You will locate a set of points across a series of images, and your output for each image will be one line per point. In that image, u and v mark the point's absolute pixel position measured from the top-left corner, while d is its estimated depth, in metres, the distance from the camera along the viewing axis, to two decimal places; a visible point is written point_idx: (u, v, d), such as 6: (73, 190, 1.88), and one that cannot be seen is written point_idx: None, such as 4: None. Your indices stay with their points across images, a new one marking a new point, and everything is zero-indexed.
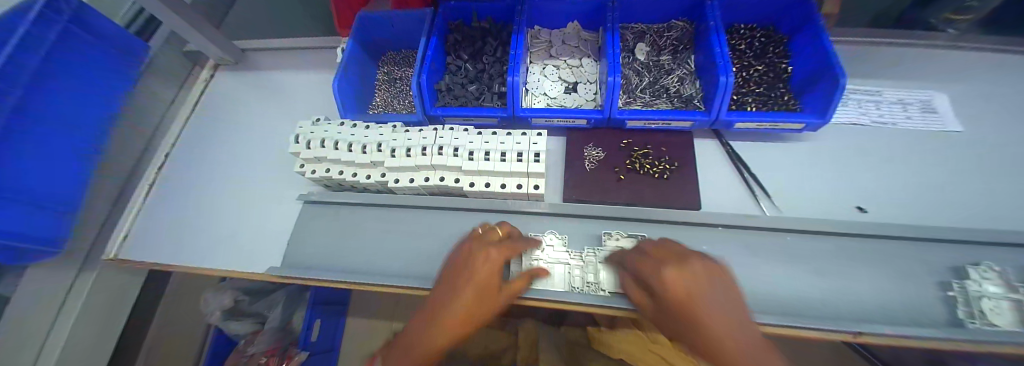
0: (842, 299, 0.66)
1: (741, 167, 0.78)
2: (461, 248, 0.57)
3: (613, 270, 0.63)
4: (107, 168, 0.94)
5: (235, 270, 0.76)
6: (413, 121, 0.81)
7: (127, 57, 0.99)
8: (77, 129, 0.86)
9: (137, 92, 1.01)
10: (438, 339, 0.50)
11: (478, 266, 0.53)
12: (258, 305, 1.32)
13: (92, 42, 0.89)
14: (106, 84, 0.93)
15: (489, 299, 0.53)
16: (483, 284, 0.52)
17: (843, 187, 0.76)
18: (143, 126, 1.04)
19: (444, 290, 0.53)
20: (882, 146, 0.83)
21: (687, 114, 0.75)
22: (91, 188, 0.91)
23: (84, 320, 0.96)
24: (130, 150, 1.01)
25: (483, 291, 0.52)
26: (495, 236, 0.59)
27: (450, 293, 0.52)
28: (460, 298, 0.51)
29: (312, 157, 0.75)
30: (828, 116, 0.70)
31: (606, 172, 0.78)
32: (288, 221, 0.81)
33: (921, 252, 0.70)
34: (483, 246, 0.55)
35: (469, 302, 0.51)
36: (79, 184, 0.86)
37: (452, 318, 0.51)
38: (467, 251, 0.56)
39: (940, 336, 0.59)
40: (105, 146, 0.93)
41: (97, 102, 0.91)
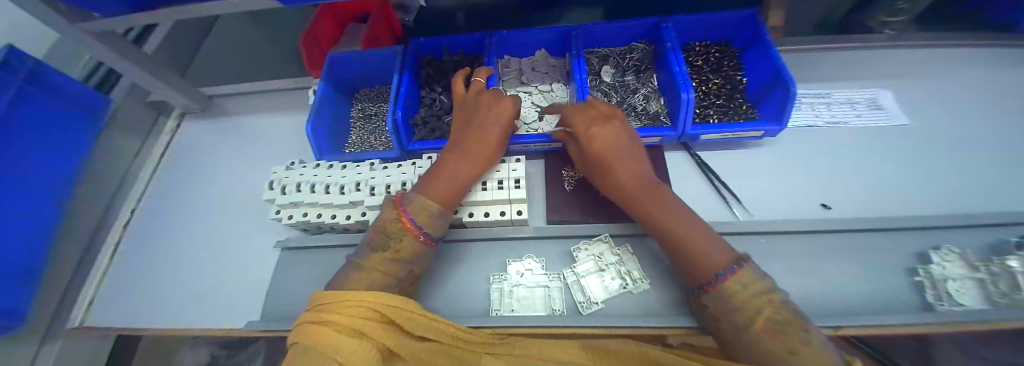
0: (821, 295, 0.68)
1: (711, 176, 0.81)
2: (478, 86, 0.78)
3: (597, 280, 0.67)
4: (72, 229, 0.88)
5: (210, 328, 0.72)
6: (390, 156, 0.81)
7: (84, 112, 0.94)
8: (41, 189, 0.81)
9: (98, 148, 0.97)
10: (474, 157, 0.66)
11: (499, 102, 0.73)
12: (237, 357, 1.19)
13: (51, 101, 0.86)
14: (66, 141, 0.88)
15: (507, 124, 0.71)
16: (505, 115, 0.72)
17: (807, 186, 0.81)
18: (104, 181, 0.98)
19: (482, 125, 0.70)
20: (836, 144, 0.89)
21: (655, 130, 0.79)
22: (58, 253, 0.84)
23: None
24: (94, 208, 0.94)
25: (502, 102, 0.73)
26: (480, 87, 0.79)
27: (487, 123, 0.70)
28: (491, 125, 0.70)
29: (288, 202, 0.73)
30: (785, 123, 0.75)
31: (585, 191, 0.80)
32: (267, 267, 0.78)
33: (885, 242, 0.74)
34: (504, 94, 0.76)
35: (498, 123, 0.70)
36: (44, 249, 0.80)
37: (480, 146, 0.67)
38: (483, 95, 0.75)
39: (913, 321, 0.62)
40: (69, 206, 0.87)
41: (57, 160, 0.86)
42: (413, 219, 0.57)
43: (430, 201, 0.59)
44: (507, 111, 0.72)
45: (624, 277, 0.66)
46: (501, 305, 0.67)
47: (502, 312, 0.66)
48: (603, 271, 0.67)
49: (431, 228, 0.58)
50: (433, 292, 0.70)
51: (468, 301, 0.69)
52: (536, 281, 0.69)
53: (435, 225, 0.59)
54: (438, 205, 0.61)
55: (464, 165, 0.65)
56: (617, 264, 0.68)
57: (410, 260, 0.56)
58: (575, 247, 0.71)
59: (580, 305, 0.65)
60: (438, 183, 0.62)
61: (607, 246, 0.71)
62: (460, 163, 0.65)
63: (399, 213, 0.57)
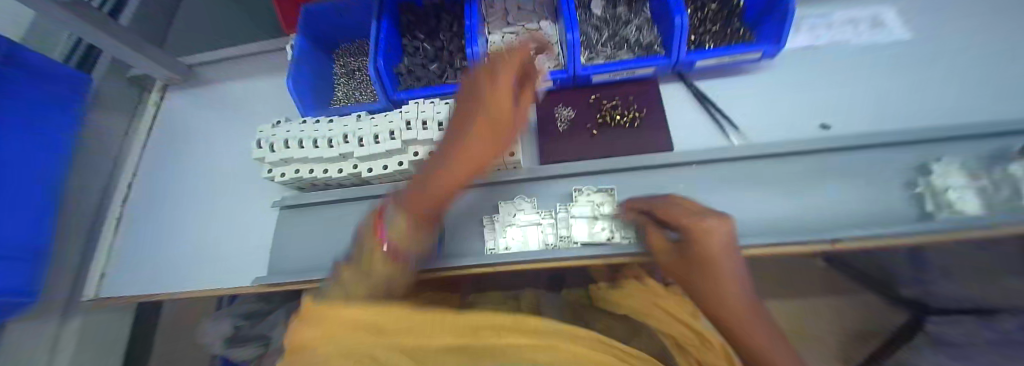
0: (816, 211, 0.69)
1: (708, 105, 0.78)
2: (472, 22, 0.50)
3: (590, 217, 0.67)
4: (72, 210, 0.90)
5: (219, 287, 0.74)
6: (377, 108, 0.80)
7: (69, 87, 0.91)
8: (36, 170, 0.81)
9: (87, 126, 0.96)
10: (456, 173, 0.45)
11: (496, 78, 0.45)
12: (258, 326, 1.28)
13: (35, 81, 0.84)
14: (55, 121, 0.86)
15: (507, 106, 0.45)
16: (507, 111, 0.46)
17: (807, 108, 0.78)
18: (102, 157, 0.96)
19: (466, 110, 0.45)
20: (837, 64, 0.85)
21: (650, 60, 0.73)
22: (61, 234, 0.87)
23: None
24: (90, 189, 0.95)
25: (502, 91, 0.44)
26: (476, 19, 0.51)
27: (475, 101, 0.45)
28: (483, 108, 0.44)
29: (279, 159, 0.73)
30: (783, 42, 0.71)
31: (578, 130, 0.77)
32: (268, 227, 0.79)
33: (883, 158, 0.73)
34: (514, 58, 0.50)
35: (492, 110, 0.44)
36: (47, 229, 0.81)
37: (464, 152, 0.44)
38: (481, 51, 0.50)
39: (907, 229, 0.63)
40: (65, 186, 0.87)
41: (47, 139, 0.84)
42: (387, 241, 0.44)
43: (406, 219, 0.46)
44: (507, 83, 0.45)
45: (613, 229, 0.66)
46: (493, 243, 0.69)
47: (497, 251, 0.68)
48: (595, 218, 0.67)
49: (405, 251, 0.45)
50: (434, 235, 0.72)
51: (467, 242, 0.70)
52: (529, 220, 0.70)
53: (412, 244, 0.46)
54: (416, 225, 0.46)
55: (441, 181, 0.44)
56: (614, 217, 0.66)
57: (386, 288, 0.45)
58: (576, 189, 0.70)
59: (561, 241, 0.68)
60: (412, 199, 0.45)
61: (607, 198, 0.69)
62: (436, 176, 0.45)
63: (370, 235, 0.46)
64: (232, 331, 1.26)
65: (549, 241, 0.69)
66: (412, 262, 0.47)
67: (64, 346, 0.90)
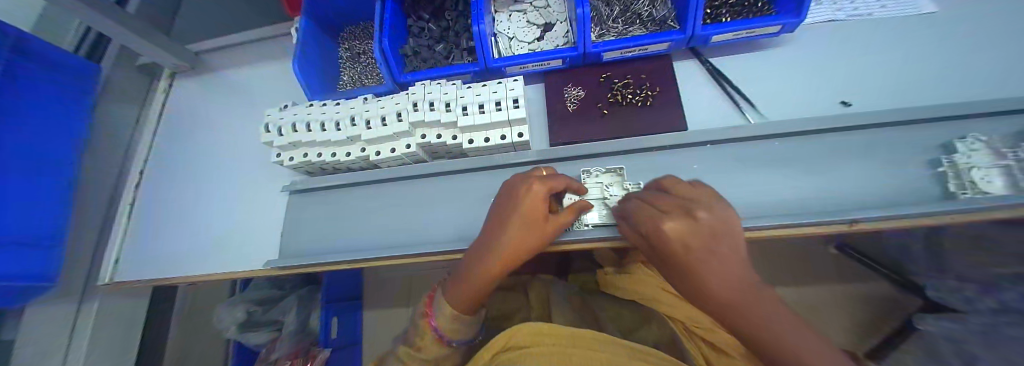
0: (832, 191, 0.67)
1: (724, 83, 0.75)
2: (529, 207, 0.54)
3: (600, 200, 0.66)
4: (86, 199, 0.92)
5: (234, 271, 0.75)
6: (383, 91, 0.78)
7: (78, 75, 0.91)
8: (49, 158, 0.82)
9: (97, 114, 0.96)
10: (485, 277, 0.57)
11: (521, 207, 0.53)
12: (273, 311, 1.34)
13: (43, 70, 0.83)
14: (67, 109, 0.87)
15: (532, 234, 0.54)
16: (529, 232, 0.54)
17: (825, 84, 0.76)
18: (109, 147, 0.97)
19: (495, 230, 0.56)
20: (858, 39, 0.82)
21: (663, 35, 0.71)
22: (76, 223, 0.89)
23: (93, 354, 0.95)
24: (103, 178, 0.97)
25: (527, 217, 0.53)
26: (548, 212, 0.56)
27: (501, 222, 0.55)
28: (513, 232, 0.54)
29: (287, 143, 0.72)
30: (804, 13, 0.68)
31: (589, 110, 0.75)
32: (278, 212, 0.79)
33: (906, 137, 0.70)
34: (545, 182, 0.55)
35: (515, 233, 0.54)
36: (62, 216, 0.82)
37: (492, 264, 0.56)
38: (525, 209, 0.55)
39: (927, 209, 0.61)
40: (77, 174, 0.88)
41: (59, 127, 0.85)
42: (436, 327, 0.64)
43: (449, 312, 0.62)
44: (530, 205, 0.53)
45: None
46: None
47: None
48: (605, 200, 0.66)
49: (449, 333, 0.64)
50: (444, 218, 0.72)
51: (477, 225, 0.70)
52: None
53: (455, 331, 0.64)
54: (460, 315, 0.62)
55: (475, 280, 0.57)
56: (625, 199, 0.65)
57: (434, 356, 0.66)
58: (586, 169, 0.69)
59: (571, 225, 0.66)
60: (455, 295, 0.61)
61: (615, 178, 0.68)
62: (472, 279, 0.58)
63: (426, 316, 0.66)
64: (246, 317, 1.29)
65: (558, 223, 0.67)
66: (458, 342, 0.65)
67: (85, 329, 0.93)
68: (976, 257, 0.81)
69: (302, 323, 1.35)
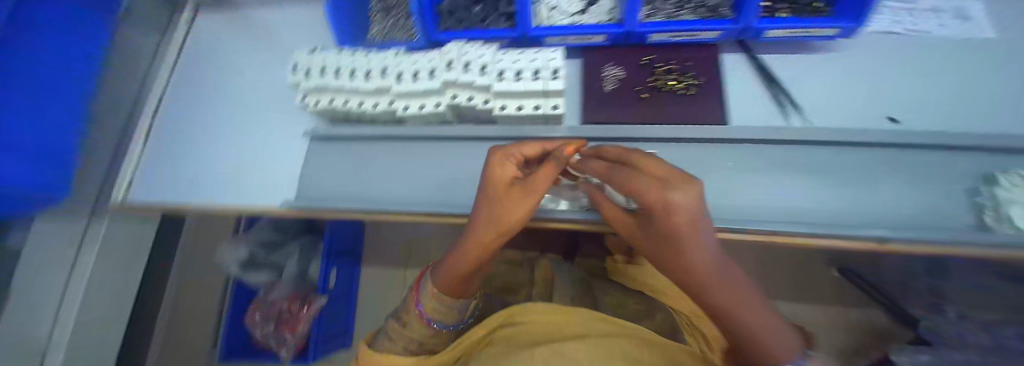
0: (857, 206, 0.66)
1: (771, 82, 0.72)
2: (488, 186, 0.51)
3: None
4: (104, 119, 0.90)
5: (248, 209, 0.75)
6: (417, 46, 0.76)
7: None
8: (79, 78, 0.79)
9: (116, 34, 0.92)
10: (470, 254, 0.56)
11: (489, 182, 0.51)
12: (276, 256, 1.35)
13: None
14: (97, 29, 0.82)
15: (509, 210, 0.50)
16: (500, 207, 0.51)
17: (874, 98, 0.72)
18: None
19: (474, 204, 0.55)
20: (915, 55, 0.78)
21: (714, 23, 0.68)
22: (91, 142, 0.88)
23: (99, 278, 0.94)
24: (119, 102, 0.95)
25: (494, 191, 0.50)
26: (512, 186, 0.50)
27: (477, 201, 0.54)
28: (478, 207, 0.53)
29: (313, 87, 0.70)
30: (862, 19, 0.64)
31: (626, 92, 0.72)
32: (297, 156, 0.78)
33: (951, 162, 0.68)
34: (500, 155, 0.51)
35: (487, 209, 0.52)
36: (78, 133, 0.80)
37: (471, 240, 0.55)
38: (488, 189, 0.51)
39: (960, 237, 0.60)
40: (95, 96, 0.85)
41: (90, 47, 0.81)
42: (422, 310, 0.65)
43: (432, 290, 0.64)
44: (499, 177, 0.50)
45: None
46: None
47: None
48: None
49: (435, 315, 0.65)
50: (465, 183, 0.71)
51: None
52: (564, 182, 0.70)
53: (437, 310, 0.64)
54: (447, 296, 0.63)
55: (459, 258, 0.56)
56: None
57: (422, 338, 0.66)
58: (616, 152, 0.68)
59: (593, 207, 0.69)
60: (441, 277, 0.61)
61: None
62: (458, 258, 0.57)
63: (411, 297, 0.68)
64: (248, 258, 1.32)
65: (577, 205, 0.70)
66: (441, 324, 0.66)
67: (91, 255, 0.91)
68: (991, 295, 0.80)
69: (301, 271, 1.37)
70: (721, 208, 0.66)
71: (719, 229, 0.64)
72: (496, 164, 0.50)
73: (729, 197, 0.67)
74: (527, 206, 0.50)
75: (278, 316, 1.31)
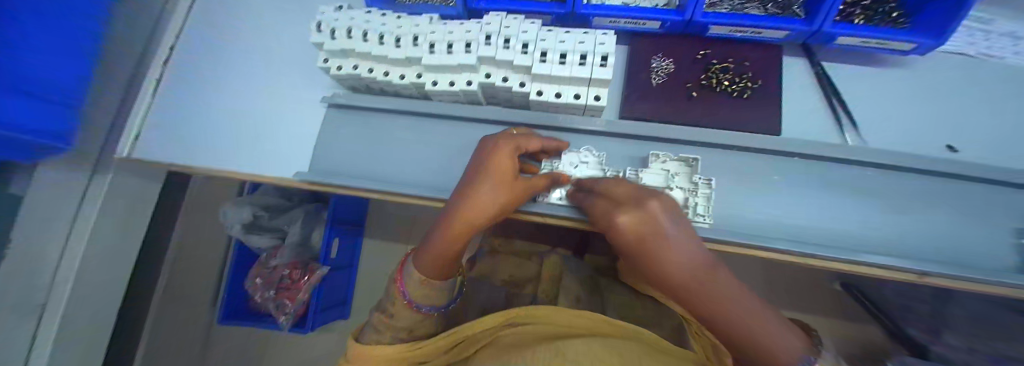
0: (905, 235, 0.63)
1: (830, 93, 0.67)
2: (490, 177, 0.52)
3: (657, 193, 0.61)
4: None
5: (261, 174, 0.72)
6: (451, 14, 0.69)
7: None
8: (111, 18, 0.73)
9: None
10: (457, 230, 0.55)
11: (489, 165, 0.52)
12: (279, 220, 1.34)
13: None
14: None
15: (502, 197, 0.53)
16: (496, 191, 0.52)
17: (939, 122, 0.67)
18: (153, 12, 0.86)
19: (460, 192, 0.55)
20: (984, 80, 0.73)
21: (785, 20, 0.61)
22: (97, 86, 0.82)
23: (101, 231, 0.91)
24: None
25: (494, 176, 0.52)
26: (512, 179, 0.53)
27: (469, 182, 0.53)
28: (480, 193, 0.52)
29: (337, 49, 0.64)
30: (944, 38, 0.60)
31: (674, 88, 0.67)
32: (313, 124, 0.73)
33: (1010, 199, 0.64)
34: (507, 146, 0.53)
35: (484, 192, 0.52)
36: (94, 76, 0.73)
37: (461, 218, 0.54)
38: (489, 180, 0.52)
39: (1007, 278, 0.58)
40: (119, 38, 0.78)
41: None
42: (406, 292, 0.64)
43: (417, 275, 0.63)
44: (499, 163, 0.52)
45: (686, 206, 0.61)
46: (553, 192, 0.65)
47: (551, 199, 0.65)
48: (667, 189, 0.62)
49: (418, 298, 0.63)
50: None
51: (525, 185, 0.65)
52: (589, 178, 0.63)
53: (424, 295, 0.64)
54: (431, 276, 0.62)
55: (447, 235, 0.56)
56: (688, 192, 0.61)
57: (407, 323, 0.65)
58: (655, 153, 0.63)
59: None
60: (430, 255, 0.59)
61: (684, 169, 0.63)
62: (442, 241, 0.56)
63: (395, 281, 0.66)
64: (251, 220, 1.29)
65: None
66: (427, 307, 0.64)
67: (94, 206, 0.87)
68: None
69: (304, 237, 1.35)
70: (762, 222, 0.62)
71: (755, 246, 0.60)
72: (500, 154, 0.52)
73: (772, 211, 0.62)
74: (519, 199, 0.55)
75: (280, 281, 1.31)
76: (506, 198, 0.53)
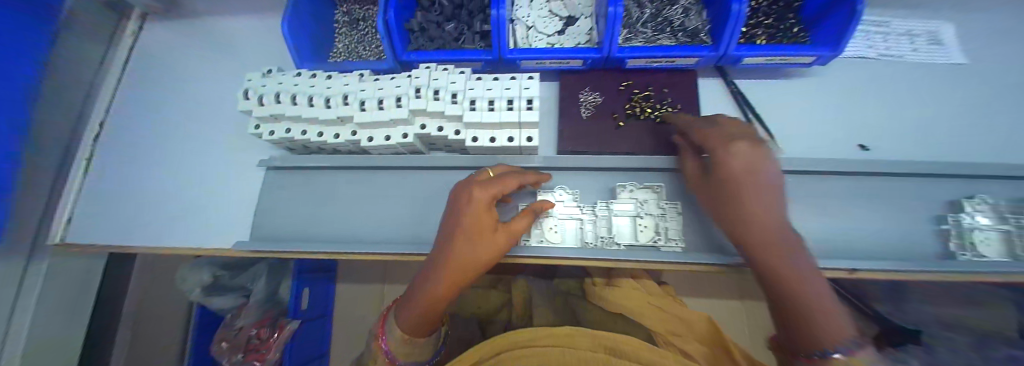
0: (830, 235, 0.67)
1: (747, 108, 0.72)
2: (472, 229, 0.49)
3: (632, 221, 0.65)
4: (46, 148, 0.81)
5: (200, 248, 0.69)
6: (383, 68, 0.71)
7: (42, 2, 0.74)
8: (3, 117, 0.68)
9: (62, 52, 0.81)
10: (444, 283, 0.52)
11: (472, 214, 0.49)
12: (243, 277, 1.30)
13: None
14: (27, 54, 0.72)
15: (488, 247, 0.50)
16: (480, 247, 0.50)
17: (847, 125, 0.73)
18: (78, 89, 0.85)
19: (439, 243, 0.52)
20: (887, 80, 0.78)
21: (693, 49, 0.66)
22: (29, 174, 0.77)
23: (39, 336, 0.84)
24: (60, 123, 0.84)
25: (473, 228, 0.49)
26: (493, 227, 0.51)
27: (450, 233, 0.50)
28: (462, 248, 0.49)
29: (267, 116, 0.64)
30: (842, 48, 0.63)
31: (603, 119, 0.71)
32: (253, 189, 0.73)
33: (918, 189, 0.69)
34: (486, 193, 0.49)
35: (470, 241, 0.49)
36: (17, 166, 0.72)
37: (447, 267, 0.51)
38: (472, 230, 0.49)
39: (924, 267, 0.62)
40: (33, 126, 0.75)
41: (14, 74, 0.70)
42: (388, 351, 0.60)
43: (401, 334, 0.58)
44: (480, 215, 0.49)
45: (658, 232, 0.64)
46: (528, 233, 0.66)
47: (530, 242, 0.65)
48: (638, 218, 0.65)
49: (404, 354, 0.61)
50: (436, 216, 0.68)
51: None
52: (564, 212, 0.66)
53: (410, 353, 0.61)
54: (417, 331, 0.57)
55: (438, 286, 0.52)
56: (658, 218, 0.64)
57: None
58: (625, 184, 0.66)
59: (600, 241, 0.66)
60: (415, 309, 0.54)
61: (652, 195, 0.66)
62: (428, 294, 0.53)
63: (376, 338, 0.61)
64: (212, 281, 1.24)
65: (576, 238, 0.67)
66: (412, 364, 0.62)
67: (29, 308, 0.80)
68: (954, 310, 0.83)
69: (270, 293, 1.28)
70: (701, 239, 0.64)
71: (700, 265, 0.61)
72: (475, 207, 0.49)
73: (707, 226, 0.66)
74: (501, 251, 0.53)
75: (247, 343, 1.20)
76: (486, 252, 0.50)
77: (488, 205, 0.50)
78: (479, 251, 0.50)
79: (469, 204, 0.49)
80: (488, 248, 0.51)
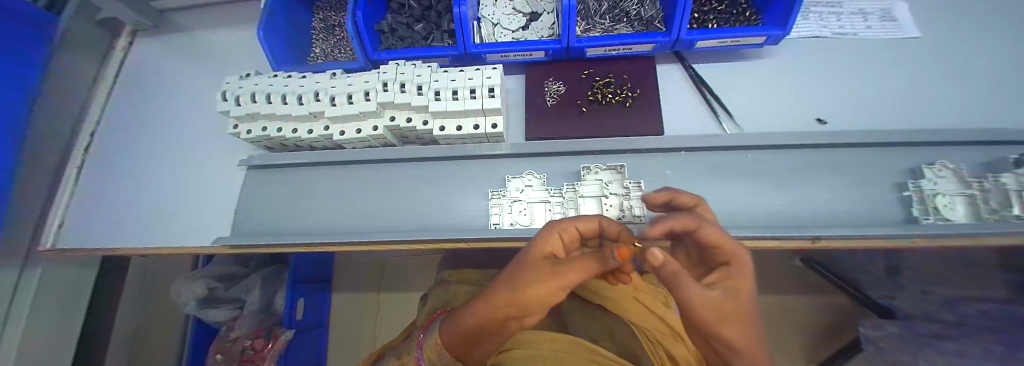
0: (796, 206, 0.68)
1: (704, 90, 0.76)
2: (530, 256, 0.36)
3: (599, 201, 0.67)
4: (47, 162, 0.84)
5: (183, 246, 0.72)
6: (355, 68, 0.75)
7: (33, 31, 0.81)
8: None
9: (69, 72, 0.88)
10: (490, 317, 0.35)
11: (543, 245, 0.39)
12: (236, 289, 1.27)
13: None
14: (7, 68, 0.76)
15: (551, 278, 0.33)
16: (536, 281, 0.33)
17: (804, 101, 0.76)
18: (72, 106, 0.89)
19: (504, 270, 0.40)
20: (843, 57, 0.81)
21: (647, 35, 0.70)
22: (27, 186, 0.80)
23: (30, 344, 0.86)
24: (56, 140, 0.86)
25: (525, 262, 0.36)
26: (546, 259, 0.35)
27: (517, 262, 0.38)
28: (508, 271, 0.37)
29: (244, 115, 0.68)
30: (788, 27, 0.66)
31: (568, 106, 0.74)
32: (233, 190, 0.76)
33: (881, 158, 0.71)
34: (566, 225, 0.39)
35: (522, 271, 0.35)
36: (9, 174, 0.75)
37: (486, 300, 0.36)
38: (535, 262, 0.35)
39: (889, 232, 0.62)
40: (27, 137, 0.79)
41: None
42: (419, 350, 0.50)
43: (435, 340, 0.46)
44: (548, 247, 0.37)
45: (623, 210, 0.66)
46: (491, 218, 0.67)
47: (502, 226, 0.66)
48: (603, 197, 0.66)
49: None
50: (409, 206, 0.70)
51: (445, 215, 0.69)
52: (531, 195, 0.68)
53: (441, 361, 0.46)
54: (453, 357, 0.44)
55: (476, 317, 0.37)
56: (622, 198, 0.66)
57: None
58: (591, 165, 0.67)
59: None
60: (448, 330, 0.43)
61: (616, 177, 0.68)
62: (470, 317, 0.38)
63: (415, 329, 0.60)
64: (206, 293, 1.24)
65: (546, 220, 0.68)
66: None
67: (21, 317, 0.83)
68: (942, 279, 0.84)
69: (265, 303, 1.28)
70: None
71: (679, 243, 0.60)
72: (547, 235, 0.38)
73: None
74: (562, 284, 0.33)
75: (241, 354, 1.17)
76: (535, 283, 0.33)
77: (547, 240, 0.38)
78: (528, 282, 0.33)
79: (546, 228, 0.39)
80: (541, 277, 0.33)
